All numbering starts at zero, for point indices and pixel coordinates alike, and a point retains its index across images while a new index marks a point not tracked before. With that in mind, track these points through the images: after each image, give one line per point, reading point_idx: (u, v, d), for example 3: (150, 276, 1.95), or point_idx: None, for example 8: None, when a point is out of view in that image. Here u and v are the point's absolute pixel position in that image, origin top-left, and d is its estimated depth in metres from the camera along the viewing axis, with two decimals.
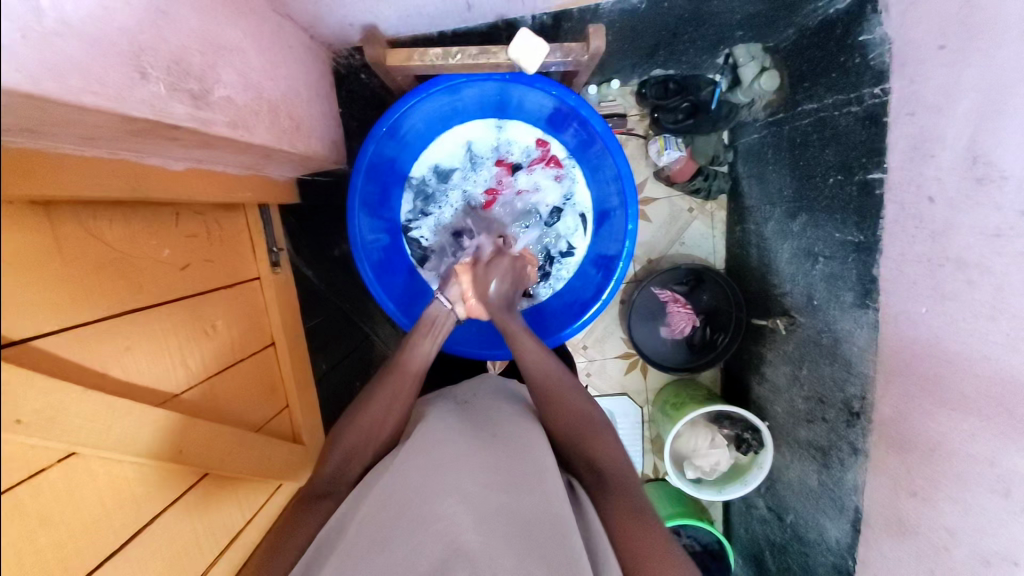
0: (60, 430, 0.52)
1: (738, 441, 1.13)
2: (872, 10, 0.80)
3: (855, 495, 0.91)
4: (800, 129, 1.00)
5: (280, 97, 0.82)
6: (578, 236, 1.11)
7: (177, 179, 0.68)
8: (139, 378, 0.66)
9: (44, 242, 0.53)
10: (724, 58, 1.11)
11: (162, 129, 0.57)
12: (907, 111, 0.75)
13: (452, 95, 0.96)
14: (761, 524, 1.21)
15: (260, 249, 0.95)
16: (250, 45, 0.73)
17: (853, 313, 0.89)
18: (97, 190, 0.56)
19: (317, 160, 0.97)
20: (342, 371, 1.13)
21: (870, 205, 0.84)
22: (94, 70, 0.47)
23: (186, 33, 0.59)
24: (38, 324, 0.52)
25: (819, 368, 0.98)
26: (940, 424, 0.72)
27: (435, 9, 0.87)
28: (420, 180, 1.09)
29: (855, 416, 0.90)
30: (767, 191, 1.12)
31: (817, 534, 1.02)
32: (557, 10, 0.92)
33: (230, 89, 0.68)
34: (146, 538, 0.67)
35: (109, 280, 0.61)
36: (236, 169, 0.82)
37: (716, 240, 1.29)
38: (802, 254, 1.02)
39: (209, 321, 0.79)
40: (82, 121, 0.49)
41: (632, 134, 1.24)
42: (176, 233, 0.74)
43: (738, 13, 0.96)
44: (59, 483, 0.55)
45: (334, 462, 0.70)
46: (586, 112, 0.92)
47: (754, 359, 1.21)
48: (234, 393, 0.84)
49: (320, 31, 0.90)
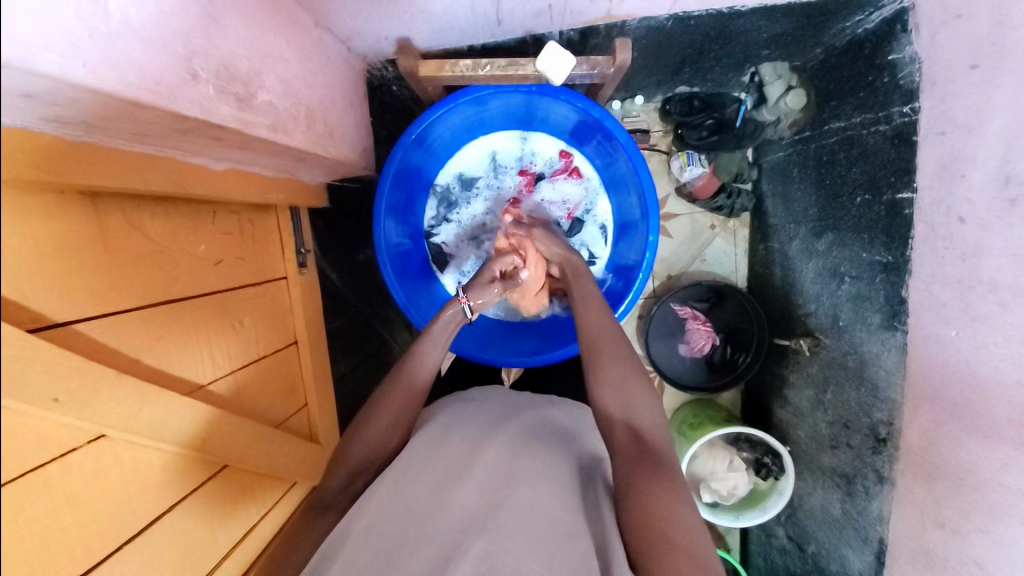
0: (93, 412, 0.54)
1: (757, 465, 1.10)
2: (902, 30, 0.80)
3: (880, 525, 0.87)
4: (826, 148, 1.00)
5: (317, 105, 0.85)
6: (598, 246, 1.12)
7: (216, 178, 0.71)
8: (169, 368, 0.68)
9: (91, 232, 0.56)
10: (750, 76, 1.11)
11: (208, 128, 0.60)
12: (937, 130, 0.75)
13: (478, 106, 0.98)
14: (780, 554, 1.17)
15: (289, 249, 0.98)
16: (292, 54, 0.77)
17: (880, 334, 0.87)
18: (141, 185, 0.58)
19: (347, 166, 1.00)
20: (359, 374, 1.15)
21: (899, 224, 0.82)
22: (149, 69, 0.49)
23: (235, 40, 0.63)
24: (79, 307, 0.55)
25: (844, 391, 0.96)
26: (971, 452, 0.69)
27: (467, 23, 0.90)
28: (445, 188, 1.12)
29: (881, 442, 0.87)
30: (792, 210, 1.11)
31: (840, 566, 0.98)
32: (583, 26, 0.95)
33: (272, 94, 0.71)
34: (164, 525, 0.69)
35: (148, 272, 0.64)
36: (272, 172, 0.85)
37: (739, 259, 1.28)
38: (827, 273, 1.01)
39: (237, 317, 0.82)
40: (136, 118, 0.52)
41: (655, 150, 1.25)
42: (211, 230, 0.77)
43: (764, 31, 0.97)
44: (86, 462, 0.57)
45: (343, 470, 0.69)
46: (609, 125, 0.93)
47: (776, 381, 1.19)
48: (256, 389, 0.86)
49: (357, 44, 0.94)
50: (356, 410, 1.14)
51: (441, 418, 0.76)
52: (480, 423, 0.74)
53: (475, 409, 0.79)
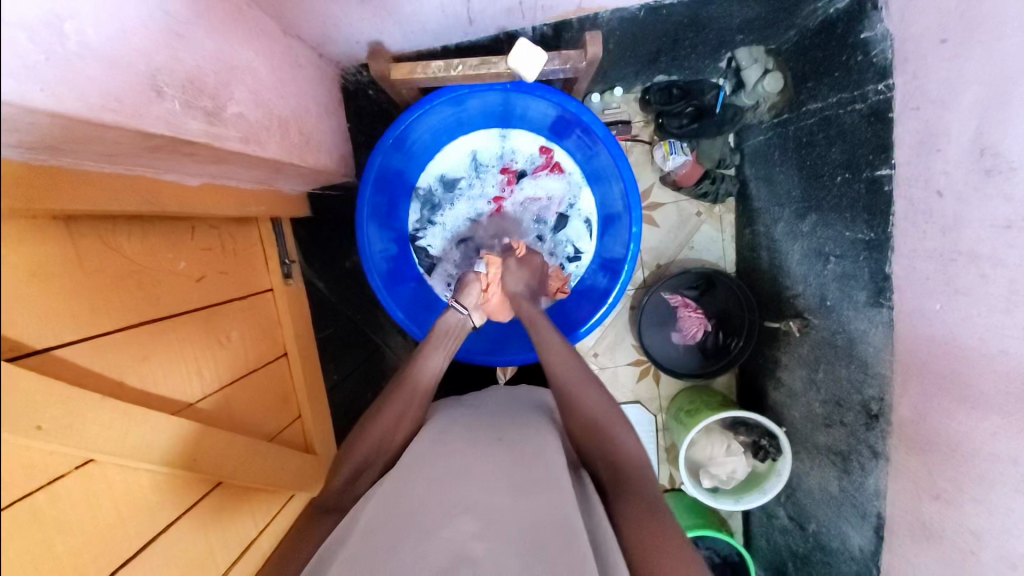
0: (79, 437, 0.53)
1: (755, 448, 1.11)
2: (872, 8, 0.80)
3: (877, 500, 0.88)
4: (805, 129, 1.00)
5: (291, 114, 0.84)
6: (584, 239, 1.12)
7: (192, 194, 0.70)
8: (156, 388, 0.68)
9: (66, 255, 0.55)
10: (726, 62, 1.11)
11: (177, 144, 0.60)
12: (911, 106, 0.75)
13: (456, 107, 0.98)
14: (782, 534, 1.18)
15: (272, 260, 0.97)
16: (261, 64, 0.76)
17: (867, 312, 0.87)
18: (114, 205, 0.58)
19: (326, 173, 0.99)
20: (352, 382, 1.15)
21: (879, 202, 0.83)
22: (112, 89, 0.49)
23: (200, 54, 0.62)
24: (60, 331, 0.55)
25: (835, 369, 0.96)
26: (960, 423, 0.70)
27: (439, 24, 0.89)
28: (427, 190, 1.11)
29: (873, 418, 0.87)
30: (776, 193, 1.12)
31: (840, 543, 0.99)
32: (556, 21, 0.95)
33: (242, 107, 0.71)
34: (161, 545, 0.69)
35: (128, 292, 0.64)
36: (249, 184, 0.84)
37: (726, 244, 1.29)
38: (813, 254, 1.01)
39: (223, 332, 0.81)
40: (104, 138, 0.51)
41: (637, 141, 1.25)
42: (192, 246, 0.76)
43: (737, 16, 0.97)
44: (75, 488, 0.56)
45: (341, 475, 0.69)
46: (587, 119, 0.93)
47: (768, 364, 1.20)
48: (247, 404, 0.86)
49: (328, 50, 0.93)
50: (352, 418, 1.13)
51: (434, 421, 0.76)
52: (472, 423, 0.74)
53: (467, 411, 0.79)
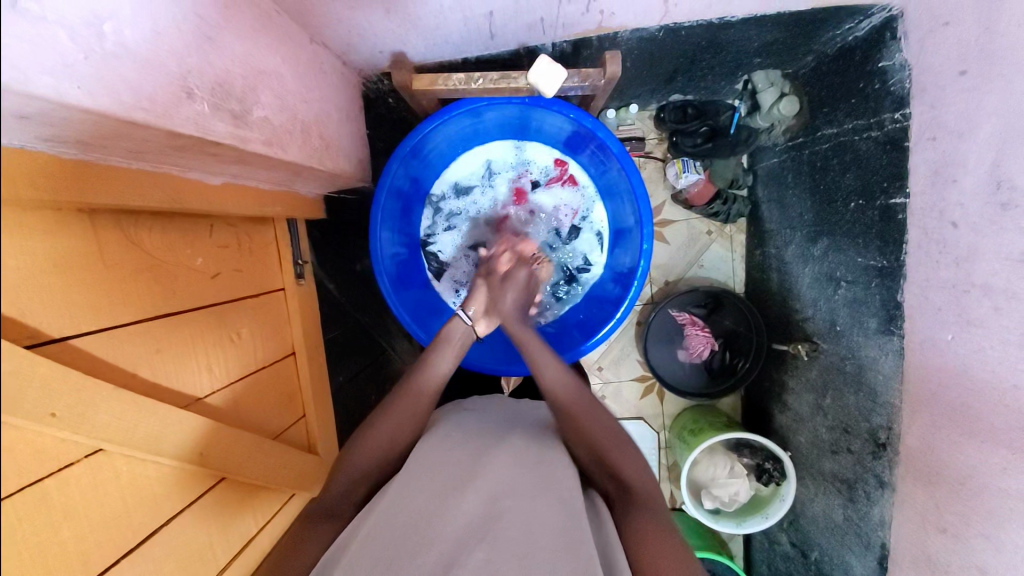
0: (90, 427, 0.55)
1: (758, 471, 1.10)
2: (891, 37, 0.81)
3: (882, 530, 0.87)
4: (819, 154, 1.00)
5: (312, 118, 0.86)
6: (595, 253, 1.13)
7: (212, 192, 0.72)
8: (166, 382, 0.69)
9: (90, 248, 0.56)
10: (743, 84, 1.12)
11: (203, 145, 0.61)
12: (928, 136, 0.75)
13: (473, 118, 0.99)
14: (784, 561, 1.16)
15: (286, 260, 0.98)
16: (287, 70, 0.78)
17: (878, 339, 0.87)
18: (139, 201, 0.59)
19: (344, 178, 1.01)
20: (359, 384, 1.16)
21: (892, 229, 0.83)
22: (144, 88, 0.50)
23: (229, 58, 0.64)
24: (78, 323, 0.56)
25: (844, 398, 0.96)
26: (970, 457, 0.69)
27: (460, 37, 0.91)
28: (441, 198, 1.13)
29: (881, 447, 0.87)
30: (788, 216, 1.12)
31: (843, 572, 0.98)
32: (576, 38, 0.96)
33: (267, 110, 0.72)
34: (162, 538, 0.69)
35: (146, 287, 0.65)
36: (268, 185, 0.86)
37: (736, 264, 1.29)
38: (824, 278, 1.01)
39: (235, 329, 0.82)
40: (133, 136, 0.52)
41: (650, 158, 1.26)
42: (209, 243, 0.78)
43: (755, 40, 0.97)
44: (85, 476, 0.57)
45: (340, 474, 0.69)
46: (602, 135, 0.94)
47: (775, 386, 1.19)
48: (254, 401, 0.87)
49: (352, 58, 0.95)
50: (357, 421, 1.14)
51: (438, 428, 0.76)
52: (475, 431, 0.74)
53: (475, 417, 0.79)
